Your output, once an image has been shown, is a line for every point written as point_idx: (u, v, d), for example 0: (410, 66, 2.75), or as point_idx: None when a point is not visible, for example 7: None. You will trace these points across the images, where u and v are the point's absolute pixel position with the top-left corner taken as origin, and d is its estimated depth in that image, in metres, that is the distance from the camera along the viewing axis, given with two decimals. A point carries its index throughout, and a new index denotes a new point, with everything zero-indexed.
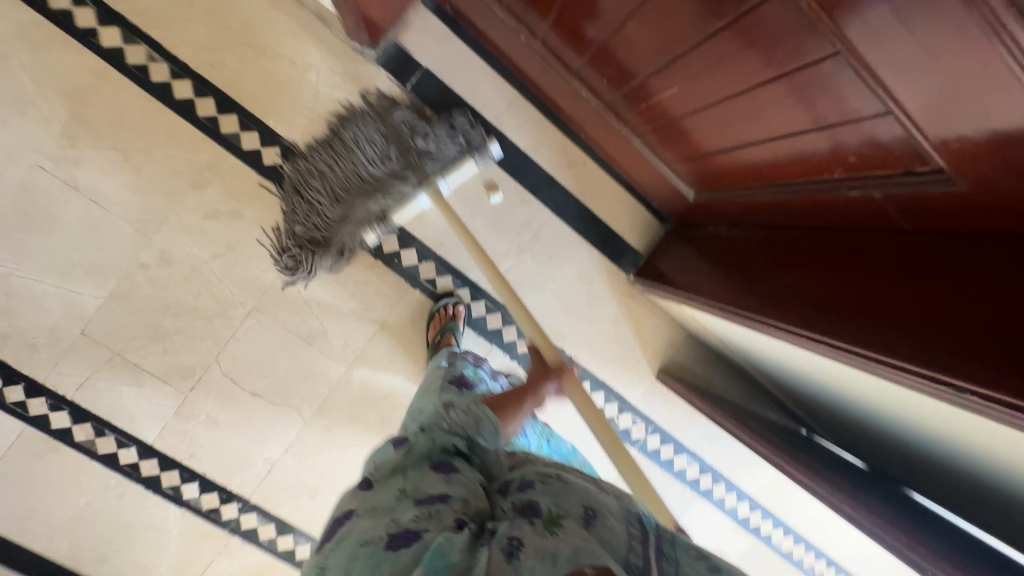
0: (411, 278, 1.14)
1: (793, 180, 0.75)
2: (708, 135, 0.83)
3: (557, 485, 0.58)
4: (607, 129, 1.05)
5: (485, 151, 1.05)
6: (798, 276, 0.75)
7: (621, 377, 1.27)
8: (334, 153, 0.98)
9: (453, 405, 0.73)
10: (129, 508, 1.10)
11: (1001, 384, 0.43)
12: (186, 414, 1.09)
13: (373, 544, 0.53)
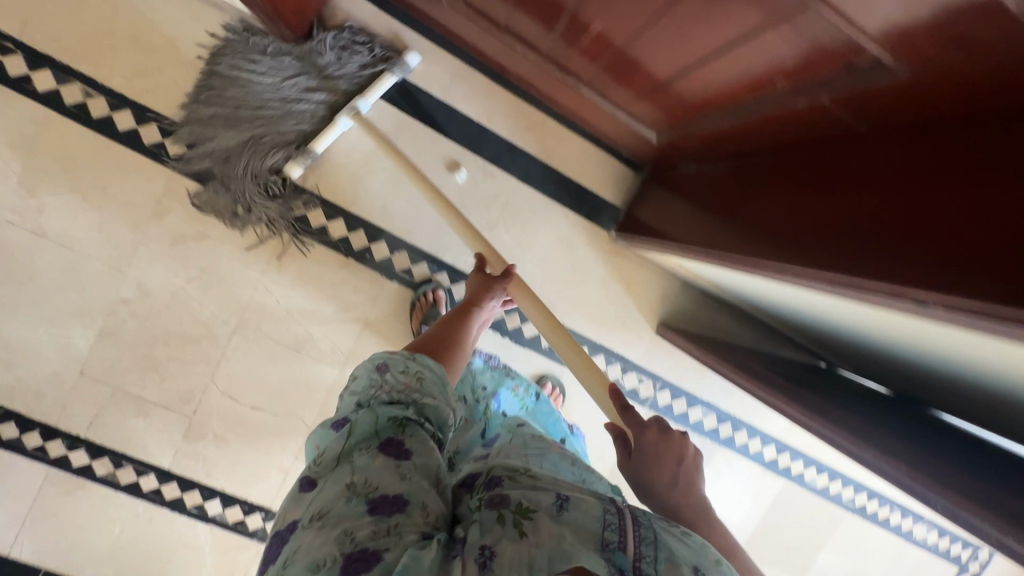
0: (386, 270, 1.12)
1: (741, 100, 0.69)
2: (647, 67, 0.77)
3: (528, 480, 0.56)
4: (555, 81, 0.99)
5: (401, 63, 1.02)
6: (761, 204, 0.70)
7: (619, 337, 1.23)
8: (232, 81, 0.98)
9: (387, 367, 0.70)
10: (161, 530, 1.15)
11: (966, 288, 0.39)
12: (195, 436, 1.12)
13: (327, 567, 0.50)
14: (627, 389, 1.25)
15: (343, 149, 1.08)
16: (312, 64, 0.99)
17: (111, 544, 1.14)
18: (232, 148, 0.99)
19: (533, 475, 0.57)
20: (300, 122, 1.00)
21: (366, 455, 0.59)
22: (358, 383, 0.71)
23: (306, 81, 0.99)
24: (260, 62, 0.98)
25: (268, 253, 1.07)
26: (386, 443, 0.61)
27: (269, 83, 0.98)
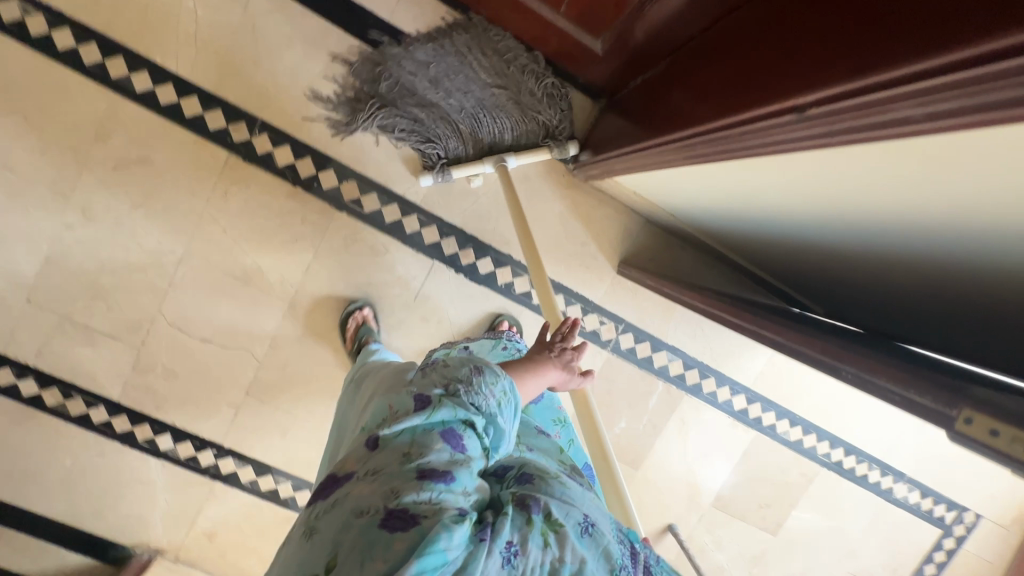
0: (334, 201, 1.10)
1: None
2: None
3: (559, 488, 0.61)
4: None
5: (562, 148, 1.08)
6: (702, 80, 0.73)
7: (579, 276, 1.19)
8: (467, 71, 1.04)
9: (484, 372, 0.67)
10: (113, 464, 1.15)
11: (866, 66, 0.42)
12: (144, 367, 1.11)
13: (369, 515, 0.54)
14: (588, 332, 1.22)
15: (288, 74, 1.05)
16: (508, 78, 1.05)
17: (67, 475, 1.15)
18: (398, 100, 1.03)
19: (564, 484, 0.63)
20: (448, 124, 1.05)
21: (427, 436, 0.62)
22: (446, 366, 0.69)
23: (487, 96, 1.05)
24: (484, 61, 1.04)
25: (213, 181, 1.06)
26: (449, 433, 0.62)
27: (524, 83, 1.05)
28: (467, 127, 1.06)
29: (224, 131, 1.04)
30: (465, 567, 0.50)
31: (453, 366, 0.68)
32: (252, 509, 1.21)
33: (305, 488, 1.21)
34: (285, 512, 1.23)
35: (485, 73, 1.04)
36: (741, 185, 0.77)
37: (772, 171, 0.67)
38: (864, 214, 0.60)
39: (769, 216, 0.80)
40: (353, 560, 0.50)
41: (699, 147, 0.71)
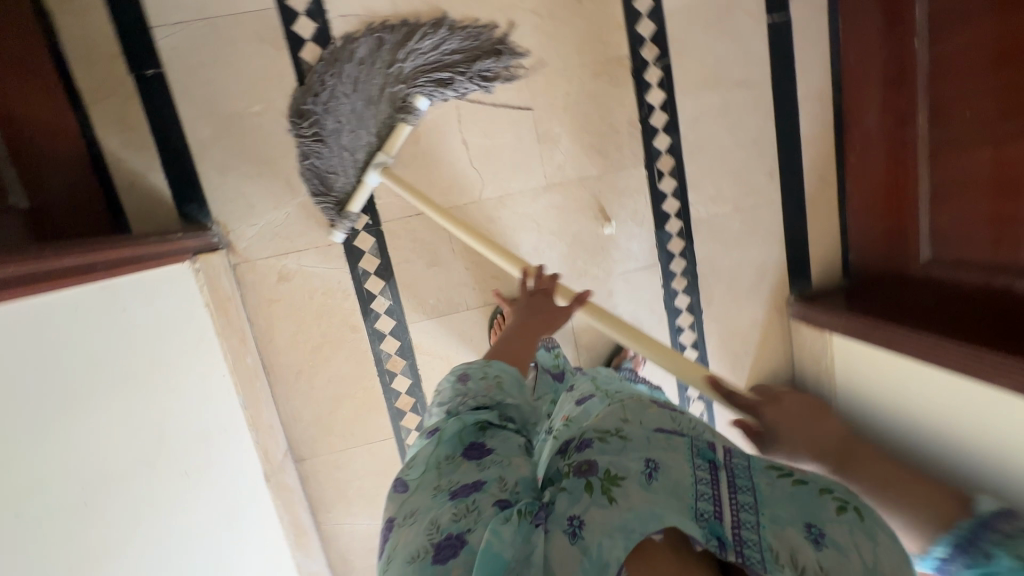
0: (648, 157, 1.16)
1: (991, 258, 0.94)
2: (937, 188, 1.02)
3: (618, 446, 0.56)
4: (870, 157, 1.16)
5: (413, 110, 1.02)
6: (979, 333, 0.90)
7: (722, 370, 1.29)
8: (365, 72, 1.03)
9: (468, 376, 0.74)
10: (284, 147, 1.05)
11: None
12: (400, 112, 1.06)
13: (421, 558, 0.54)
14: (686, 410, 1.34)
15: (714, 53, 1.13)
16: (427, 84, 1.03)
17: (236, 115, 1.02)
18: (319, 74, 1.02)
19: (623, 438, 0.56)
20: (321, 113, 1.02)
21: (452, 461, 0.63)
22: (438, 397, 0.73)
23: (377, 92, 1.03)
24: (400, 57, 1.02)
25: (598, 57, 1.10)
26: (471, 446, 0.64)
27: (426, 79, 1.03)
28: (351, 141, 1.04)
29: (641, 39, 1.10)
30: (525, 559, 0.49)
31: (443, 394, 0.73)
32: (338, 291, 1.12)
33: (395, 317, 1.15)
34: (354, 320, 1.13)
35: (417, 51, 1.03)
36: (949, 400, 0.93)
37: (999, 415, 0.84)
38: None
39: (933, 439, 0.96)
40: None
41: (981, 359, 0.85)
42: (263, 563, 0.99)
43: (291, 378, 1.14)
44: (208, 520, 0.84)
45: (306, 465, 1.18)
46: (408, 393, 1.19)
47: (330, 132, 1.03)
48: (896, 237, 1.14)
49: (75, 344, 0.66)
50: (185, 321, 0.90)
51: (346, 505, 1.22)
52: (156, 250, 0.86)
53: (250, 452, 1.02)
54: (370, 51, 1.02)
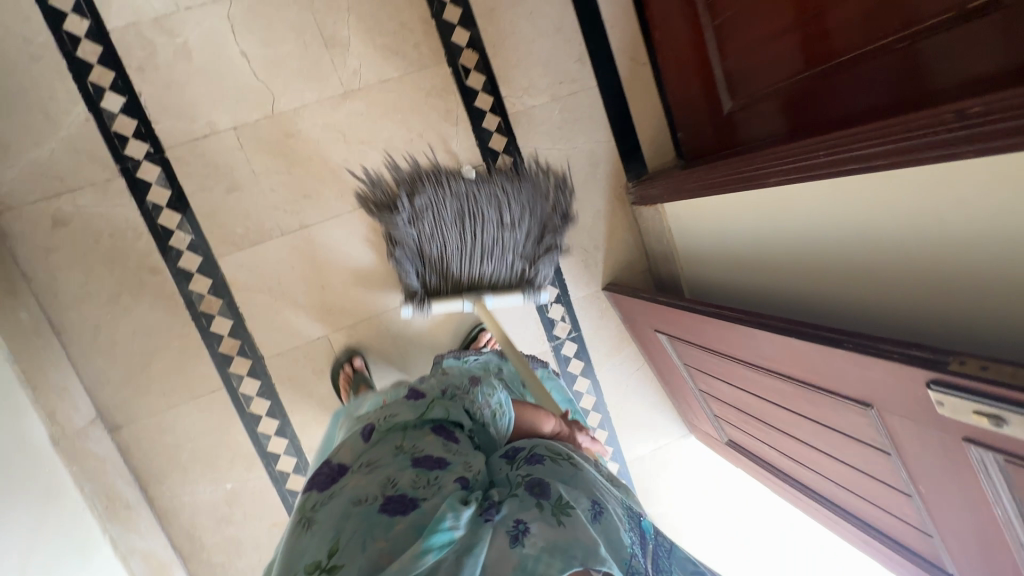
0: (450, 54, 1.13)
1: (784, 81, 0.92)
2: (731, 31, 1.01)
3: (568, 472, 0.59)
4: (671, 25, 1.15)
5: (534, 293, 1.21)
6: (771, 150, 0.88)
7: (574, 270, 1.26)
8: (495, 218, 1.10)
9: (480, 382, 0.73)
10: (35, 76, 0.96)
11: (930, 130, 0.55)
12: (165, 28, 0.99)
13: (366, 504, 0.54)
14: (547, 318, 1.26)
15: None
16: (465, 259, 1.11)
17: None
18: (428, 218, 1.07)
19: (575, 467, 0.60)
20: (410, 233, 1.08)
21: (419, 432, 0.64)
22: (443, 377, 0.76)
23: (432, 253, 1.10)
24: (494, 207, 1.10)
25: None
26: (439, 428, 0.65)
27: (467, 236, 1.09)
28: (471, 268, 1.12)
29: None
30: (467, 549, 0.48)
31: (451, 377, 0.75)
32: (128, 232, 1.02)
33: (201, 253, 1.06)
34: (152, 262, 1.04)
35: (523, 203, 1.14)
36: (759, 213, 0.90)
37: (790, 211, 0.82)
38: (856, 226, 0.70)
39: (759, 278, 0.94)
40: (356, 543, 0.50)
41: (758, 166, 0.83)
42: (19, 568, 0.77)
43: (87, 336, 1.03)
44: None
45: (124, 434, 1.06)
46: (232, 337, 1.09)
47: (408, 223, 1.08)
48: (710, 95, 1.13)
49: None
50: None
51: (181, 474, 1.10)
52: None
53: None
54: (456, 194, 1.09)
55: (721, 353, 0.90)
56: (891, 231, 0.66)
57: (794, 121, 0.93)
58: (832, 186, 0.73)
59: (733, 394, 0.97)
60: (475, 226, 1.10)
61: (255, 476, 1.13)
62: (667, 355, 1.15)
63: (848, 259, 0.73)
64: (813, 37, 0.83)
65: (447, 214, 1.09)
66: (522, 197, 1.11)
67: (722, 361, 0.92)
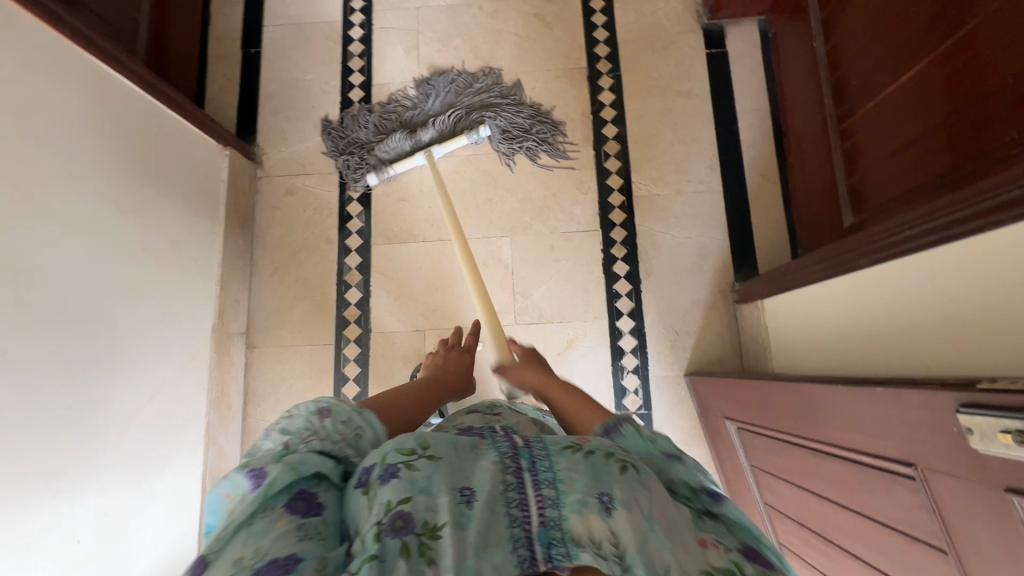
0: (597, 141, 1.37)
1: (896, 196, 0.96)
2: (849, 154, 1.09)
3: (427, 472, 0.48)
4: (800, 153, 1.27)
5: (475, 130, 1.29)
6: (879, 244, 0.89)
7: (660, 346, 1.27)
8: (369, 120, 1.34)
9: (331, 412, 0.56)
10: (320, 101, 1.44)
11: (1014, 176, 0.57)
12: (406, 88, 1.43)
13: None
14: (619, 384, 1.26)
15: (659, 72, 1.40)
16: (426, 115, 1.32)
17: (295, 79, 1.45)
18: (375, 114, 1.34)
19: (432, 458, 0.49)
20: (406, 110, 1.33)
21: (269, 519, 0.46)
22: (286, 423, 0.56)
23: (384, 126, 1.33)
24: (358, 128, 1.35)
25: (562, 66, 1.42)
26: (298, 497, 0.49)
27: (433, 111, 1.33)
28: (434, 108, 1.34)
29: (597, 56, 1.42)
30: None
31: (291, 422, 0.55)
32: (325, 210, 1.38)
33: (363, 237, 1.36)
34: (332, 234, 1.37)
35: (349, 128, 1.36)
36: (857, 309, 0.87)
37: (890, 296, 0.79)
38: (954, 312, 0.67)
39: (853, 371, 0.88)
40: None
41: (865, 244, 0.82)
42: (148, 402, 1.02)
43: (267, 271, 1.35)
44: (99, 309, 0.93)
45: (254, 353, 1.32)
46: (356, 306, 1.33)
47: (411, 134, 1.30)
48: (826, 213, 1.18)
49: (63, 89, 0.88)
50: (174, 169, 1.12)
51: (274, 403, 1.29)
52: (175, 112, 1.12)
53: (181, 303, 1.13)
54: (368, 121, 1.34)
55: (780, 440, 0.83)
56: (981, 318, 0.63)
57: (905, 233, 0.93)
58: (934, 262, 0.71)
59: (794, 501, 0.84)
60: (399, 112, 1.33)
61: None
62: (735, 455, 1.05)
63: (940, 344, 0.69)
64: (934, 148, 0.88)
65: (362, 116, 1.35)
66: (342, 137, 1.37)
67: (779, 449, 0.84)
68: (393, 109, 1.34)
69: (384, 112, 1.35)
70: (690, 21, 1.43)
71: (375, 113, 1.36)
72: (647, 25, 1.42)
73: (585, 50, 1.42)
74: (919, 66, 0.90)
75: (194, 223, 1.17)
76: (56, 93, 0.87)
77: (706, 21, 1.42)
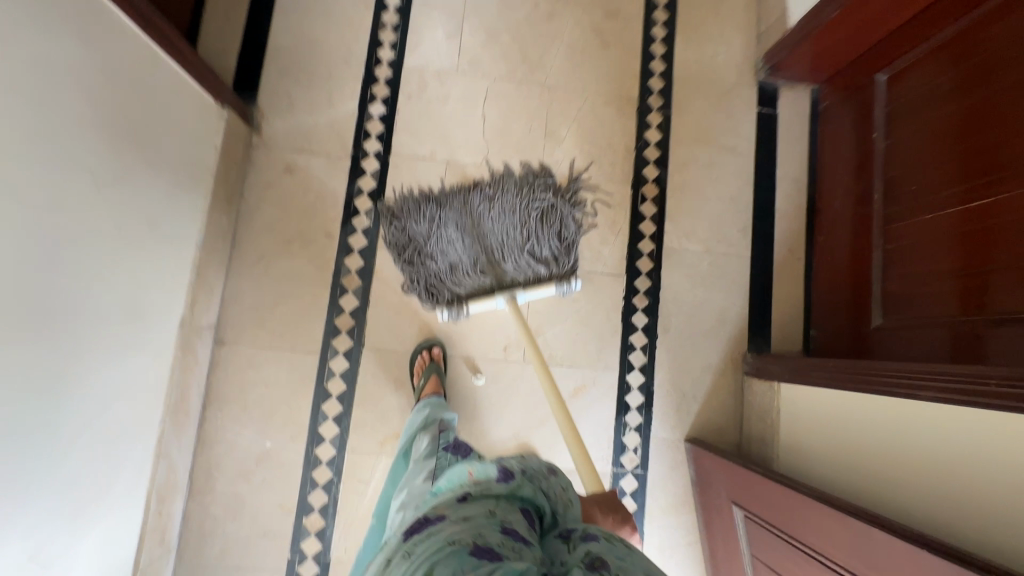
0: (636, 181, 1.30)
1: (935, 315, 0.98)
2: (889, 257, 1.10)
3: (624, 550, 0.56)
4: (832, 235, 1.27)
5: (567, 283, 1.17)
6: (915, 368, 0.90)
7: (666, 407, 1.24)
8: (463, 248, 1.15)
9: (555, 473, 0.71)
10: (340, 71, 1.25)
11: None
12: (441, 78, 1.27)
13: (457, 544, 0.53)
14: (619, 440, 1.22)
15: (708, 120, 1.35)
16: (503, 244, 1.15)
17: (313, 38, 1.25)
18: (461, 231, 1.16)
19: (631, 547, 0.57)
20: (481, 229, 1.16)
21: (508, 506, 0.62)
22: (522, 459, 0.71)
23: (467, 256, 1.15)
24: (440, 246, 1.15)
25: (613, 92, 1.32)
26: (527, 511, 0.63)
27: (525, 255, 1.16)
28: (513, 228, 1.17)
29: (651, 89, 1.33)
30: None
31: (528, 460, 0.71)
32: (329, 199, 1.21)
33: (370, 239, 1.21)
34: (333, 229, 1.20)
35: (409, 226, 1.17)
36: (893, 432, 0.87)
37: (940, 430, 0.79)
38: (1021, 481, 0.67)
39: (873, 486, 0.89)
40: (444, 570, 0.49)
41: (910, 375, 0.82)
42: (99, 413, 0.85)
43: (250, 258, 1.17)
44: (56, 304, 0.74)
45: (222, 350, 1.14)
46: (350, 315, 1.18)
47: (488, 268, 1.15)
48: (850, 304, 1.19)
49: (50, 22, 0.68)
50: (167, 131, 0.92)
51: (239, 411, 1.13)
52: (176, 61, 0.93)
53: (152, 293, 0.94)
54: (453, 247, 1.15)
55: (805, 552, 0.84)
56: None
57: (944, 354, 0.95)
58: (1002, 418, 0.71)
59: None
60: (482, 235, 1.15)
61: (293, 447, 1.14)
62: (732, 540, 1.05)
63: (992, 503, 0.70)
64: (990, 284, 0.88)
65: (448, 233, 1.16)
66: (397, 237, 1.17)
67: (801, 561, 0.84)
68: (473, 222, 1.17)
69: (460, 229, 1.16)
70: (748, 74, 1.37)
71: (452, 230, 1.16)
72: (706, 68, 1.36)
73: (639, 80, 1.33)
74: (988, 199, 0.90)
75: (179, 197, 0.98)
76: (43, 27, 0.67)
77: (763, 78, 1.37)
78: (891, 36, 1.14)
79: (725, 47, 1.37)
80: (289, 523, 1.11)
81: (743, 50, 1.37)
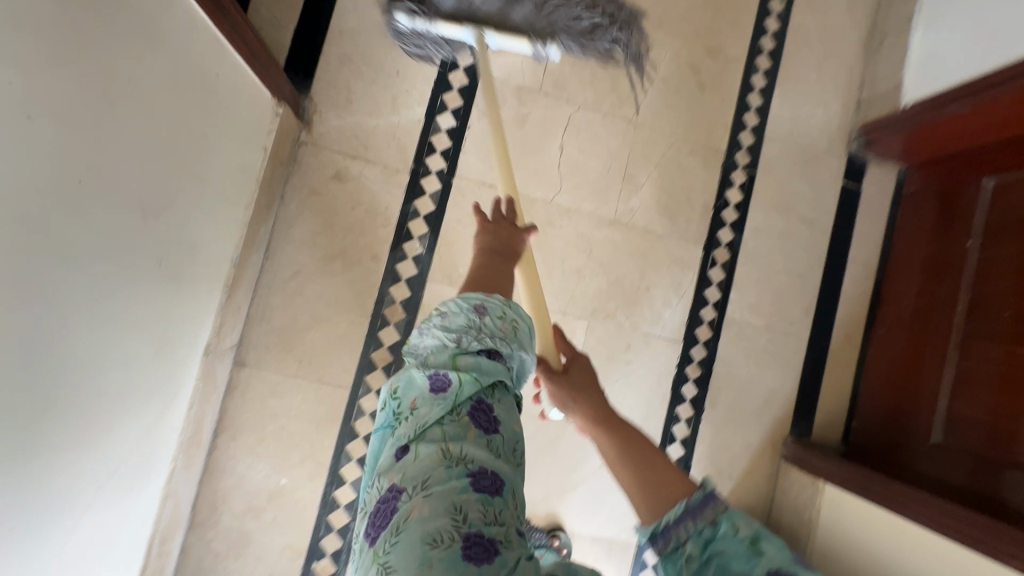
0: (708, 243, 1.21)
1: (1003, 454, 0.94)
2: (960, 374, 1.06)
3: None
4: (894, 330, 1.23)
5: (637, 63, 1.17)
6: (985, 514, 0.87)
7: (701, 482, 1.20)
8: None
9: (486, 309, 0.62)
10: (409, 69, 1.09)
11: None
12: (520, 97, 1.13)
13: (444, 544, 0.47)
14: None
15: (791, 187, 1.26)
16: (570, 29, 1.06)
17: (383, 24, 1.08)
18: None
19: None
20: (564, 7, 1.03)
21: (458, 423, 0.55)
22: (443, 320, 0.61)
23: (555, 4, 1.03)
24: None
25: (700, 140, 1.21)
26: (477, 408, 0.57)
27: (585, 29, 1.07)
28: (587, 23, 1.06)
29: (739, 143, 1.23)
30: None
31: (451, 319, 0.61)
32: (379, 216, 1.07)
33: (420, 267, 1.08)
34: (381, 251, 1.07)
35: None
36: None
37: None
38: None
39: None
40: None
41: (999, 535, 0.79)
42: (110, 468, 0.73)
43: (284, 272, 1.03)
44: (77, 358, 0.61)
45: (242, 373, 1.02)
46: (389, 349, 1.07)
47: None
48: (902, 408, 1.16)
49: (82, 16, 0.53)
50: (209, 135, 0.78)
51: (255, 441, 1.02)
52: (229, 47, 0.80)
53: (177, 322, 0.82)
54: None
55: None
56: None
57: (970, 491, 0.97)
58: None
59: None
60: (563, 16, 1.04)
61: (310, 487, 1.04)
62: None
63: None
64: None
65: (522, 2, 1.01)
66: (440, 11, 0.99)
67: None
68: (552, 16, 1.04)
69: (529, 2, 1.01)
70: (839, 142, 1.29)
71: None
72: (798, 131, 1.26)
73: (729, 132, 1.23)
74: None
75: (214, 209, 0.84)
76: (73, 19, 0.52)
77: (853, 149, 1.29)
78: (1005, 143, 1.05)
79: (821, 110, 1.27)
80: (297, 567, 1.03)
81: (838, 116, 1.28)
